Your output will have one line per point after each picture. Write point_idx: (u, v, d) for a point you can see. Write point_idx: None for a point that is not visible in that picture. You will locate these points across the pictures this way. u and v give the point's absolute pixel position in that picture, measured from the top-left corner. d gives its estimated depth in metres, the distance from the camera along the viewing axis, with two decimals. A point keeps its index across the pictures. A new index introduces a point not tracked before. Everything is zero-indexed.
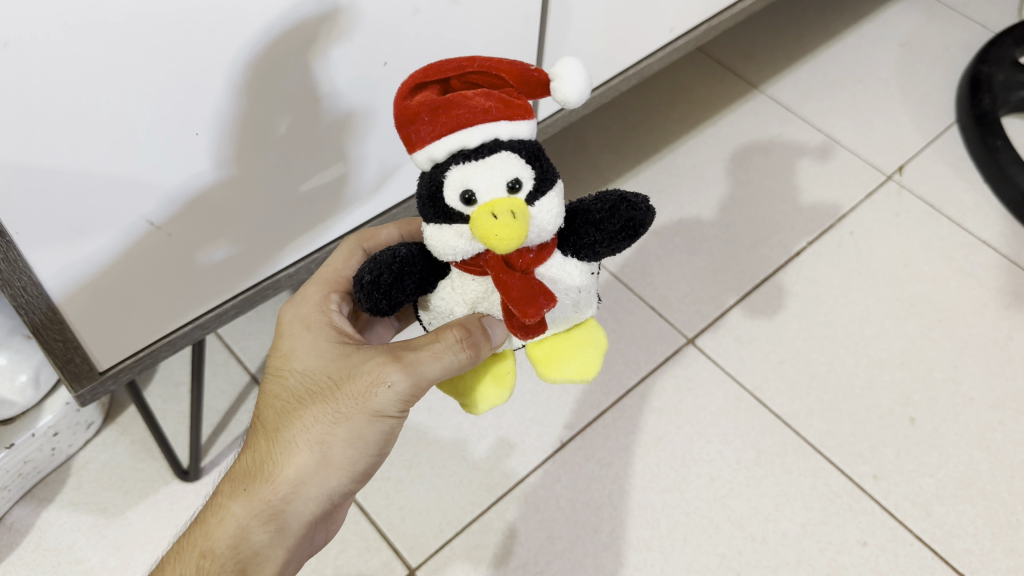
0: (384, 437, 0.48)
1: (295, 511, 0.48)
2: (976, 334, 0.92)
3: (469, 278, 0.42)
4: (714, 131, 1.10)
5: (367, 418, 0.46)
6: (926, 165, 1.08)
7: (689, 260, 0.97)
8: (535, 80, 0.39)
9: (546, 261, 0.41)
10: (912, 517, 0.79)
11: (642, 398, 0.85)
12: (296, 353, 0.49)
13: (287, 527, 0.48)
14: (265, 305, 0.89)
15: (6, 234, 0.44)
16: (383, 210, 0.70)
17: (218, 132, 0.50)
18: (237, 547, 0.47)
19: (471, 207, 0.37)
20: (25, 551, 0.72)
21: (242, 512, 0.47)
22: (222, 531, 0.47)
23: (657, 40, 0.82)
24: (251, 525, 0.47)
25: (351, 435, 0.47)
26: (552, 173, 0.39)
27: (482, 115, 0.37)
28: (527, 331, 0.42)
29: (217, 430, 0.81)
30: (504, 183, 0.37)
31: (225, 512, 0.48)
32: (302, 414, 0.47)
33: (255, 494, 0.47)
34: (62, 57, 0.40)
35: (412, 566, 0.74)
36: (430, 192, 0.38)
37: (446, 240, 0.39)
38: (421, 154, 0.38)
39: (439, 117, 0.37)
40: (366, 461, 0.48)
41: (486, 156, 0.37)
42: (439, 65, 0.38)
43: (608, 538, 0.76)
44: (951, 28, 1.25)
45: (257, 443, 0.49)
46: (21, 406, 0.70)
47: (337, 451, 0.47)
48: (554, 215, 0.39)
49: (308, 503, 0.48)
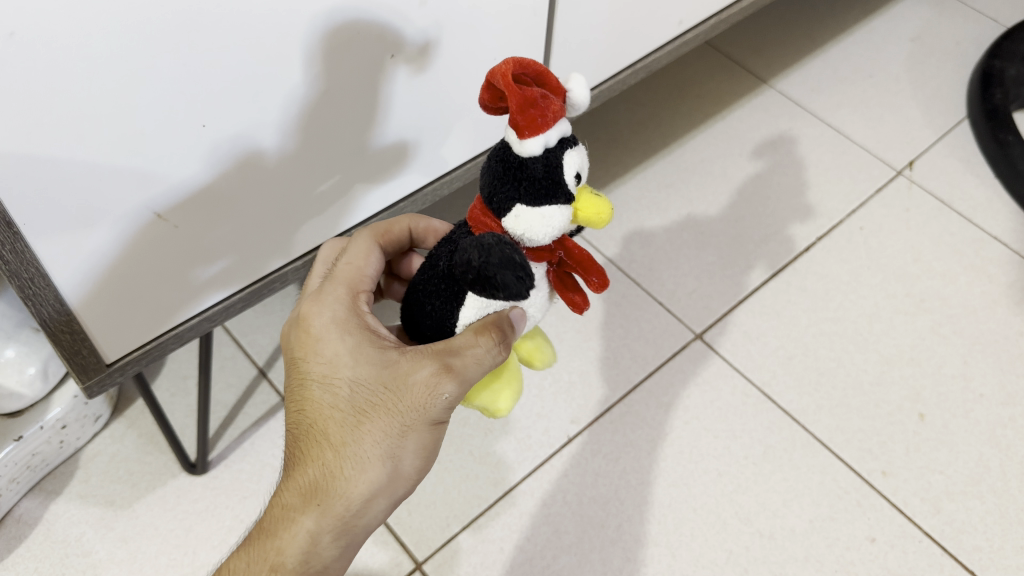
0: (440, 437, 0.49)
1: (363, 519, 0.48)
2: (986, 330, 0.91)
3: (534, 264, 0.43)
4: (723, 126, 1.10)
5: (429, 425, 0.47)
6: (936, 160, 1.07)
7: (697, 255, 0.96)
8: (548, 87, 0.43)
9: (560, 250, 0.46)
10: (921, 515, 0.78)
11: (649, 393, 0.85)
12: (343, 362, 0.47)
13: (356, 534, 0.48)
14: (272, 299, 0.89)
15: (13, 226, 0.44)
16: (389, 204, 0.69)
17: (226, 124, 0.50)
18: (313, 560, 0.47)
19: (578, 186, 0.41)
20: (33, 543, 0.72)
21: (316, 526, 0.47)
22: (295, 548, 0.47)
23: (665, 34, 0.82)
24: (324, 537, 0.47)
25: (415, 444, 0.47)
26: None
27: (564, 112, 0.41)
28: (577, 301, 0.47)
29: (225, 423, 0.81)
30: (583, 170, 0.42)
31: (297, 528, 0.47)
32: (366, 428, 0.46)
33: (328, 509, 0.47)
34: (67, 48, 0.39)
35: (418, 560, 0.74)
36: (548, 174, 0.39)
37: (558, 217, 0.40)
38: (537, 142, 0.39)
39: (552, 109, 0.39)
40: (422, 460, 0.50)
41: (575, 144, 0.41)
42: (522, 62, 0.39)
43: (615, 534, 0.76)
44: (962, 22, 1.25)
45: (316, 456, 0.47)
46: (29, 398, 0.70)
47: (406, 460, 0.47)
48: None
49: (375, 511, 0.48)
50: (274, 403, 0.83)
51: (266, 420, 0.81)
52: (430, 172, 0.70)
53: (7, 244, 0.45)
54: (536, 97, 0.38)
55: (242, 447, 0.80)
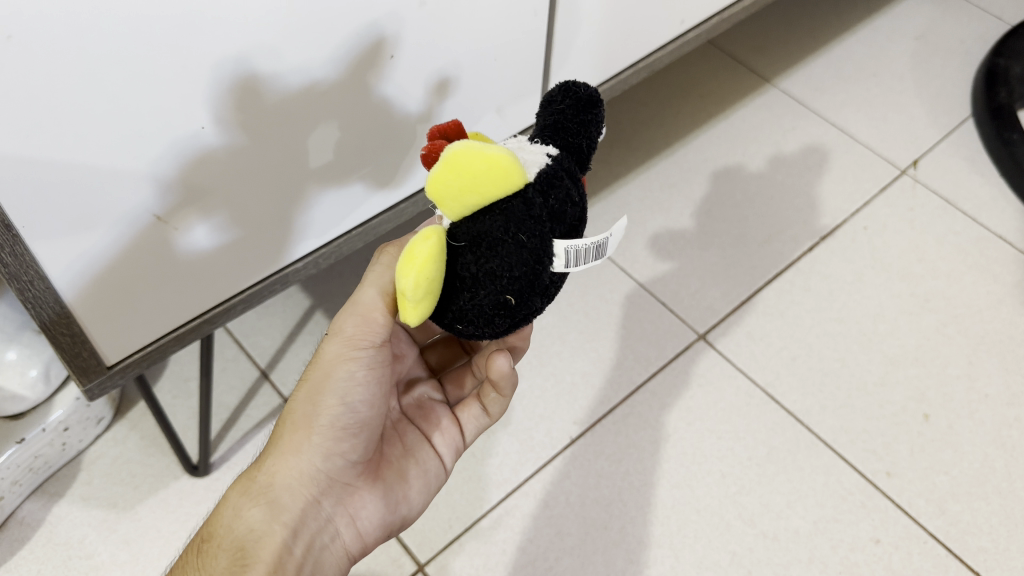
0: (347, 384, 0.48)
1: (284, 483, 0.49)
2: (992, 330, 0.91)
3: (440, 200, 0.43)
4: (725, 126, 1.09)
5: (322, 367, 0.48)
6: (940, 159, 1.06)
7: (700, 255, 0.96)
8: None
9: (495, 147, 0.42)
10: (927, 515, 0.78)
11: (652, 394, 0.85)
12: None
13: (276, 502, 0.49)
14: (274, 300, 0.89)
15: (11, 228, 0.44)
16: (390, 206, 0.69)
17: (226, 126, 0.50)
18: (233, 525, 0.49)
19: None
20: (35, 546, 0.72)
21: (240, 489, 0.50)
22: (221, 510, 0.50)
23: (667, 34, 0.81)
24: (243, 499, 0.49)
25: (312, 389, 0.48)
26: None
27: None
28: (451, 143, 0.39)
29: (227, 425, 0.81)
30: None
31: (229, 497, 0.51)
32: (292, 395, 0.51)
33: (253, 471, 0.50)
34: (65, 52, 0.39)
35: (420, 562, 0.74)
36: None
37: None
38: None
39: None
40: (336, 413, 0.48)
41: None
42: None
43: (618, 536, 0.76)
44: (966, 21, 1.24)
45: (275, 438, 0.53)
46: (32, 401, 0.70)
47: (306, 409, 0.49)
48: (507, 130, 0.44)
49: (296, 474, 0.49)
50: (276, 405, 0.83)
51: (268, 422, 0.81)
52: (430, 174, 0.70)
53: (6, 246, 0.45)
54: None
55: (244, 449, 0.79)
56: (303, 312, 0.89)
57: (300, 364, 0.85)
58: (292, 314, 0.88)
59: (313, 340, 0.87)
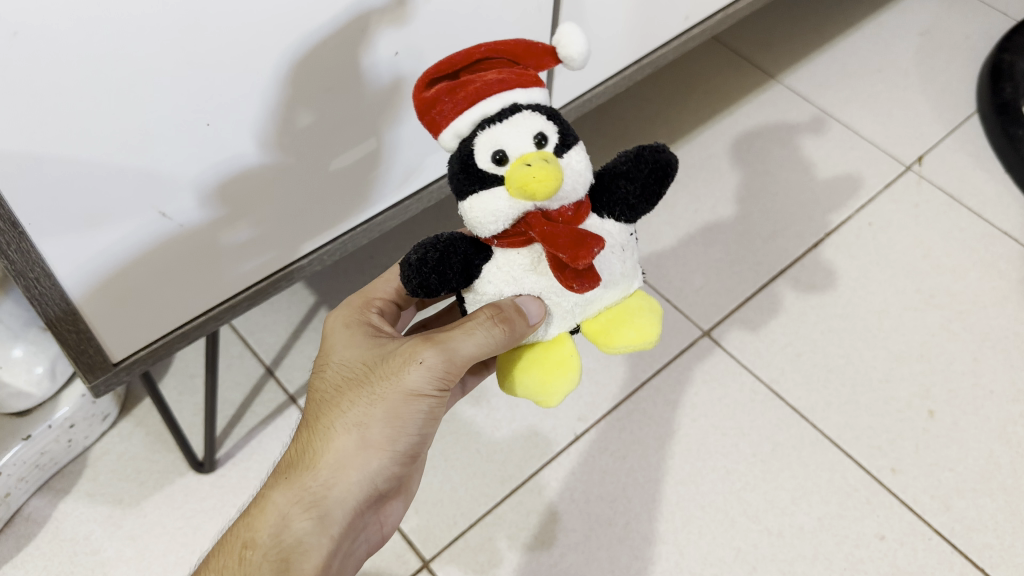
0: (425, 417, 0.49)
1: (338, 497, 0.49)
2: (997, 326, 0.90)
3: (513, 251, 0.42)
4: (730, 122, 1.09)
5: (401, 397, 0.48)
6: (945, 155, 1.06)
7: (705, 252, 0.96)
8: (541, 53, 0.41)
9: (583, 218, 0.42)
10: (931, 511, 0.78)
11: (657, 391, 0.85)
12: (334, 349, 0.52)
13: (329, 515, 0.49)
14: (279, 296, 0.89)
15: (17, 225, 0.44)
16: (395, 202, 0.69)
17: (230, 122, 0.50)
18: (281, 535, 0.49)
19: (505, 164, 0.38)
20: (42, 542, 0.73)
21: (287, 500, 0.49)
22: (266, 521, 0.49)
23: (672, 29, 0.81)
24: (293, 511, 0.49)
25: (387, 415, 0.48)
26: (572, 136, 0.41)
27: (497, 85, 0.39)
28: (582, 281, 0.41)
29: (232, 422, 0.81)
30: (531, 139, 0.39)
31: (270, 502, 0.50)
32: (340, 402, 0.49)
33: (298, 482, 0.49)
34: (69, 49, 0.40)
35: (425, 558, 0.74)
36: (462, 165, 0.40)
37: (490, 206, 0.39)
38: (446, 135, 0.40)
39: (457, 94, 0.39)
40: (408, 440, 0.50)
41: (510, 116, 0.39)
42: (449, 59, 0.40)
43: (622, 532, 0.76)
44: (972, 16, 1.24)
45: (302, 436, 0.51)
46: (38, 398, 0.71)
47: (375, 432, 0.48)
48: (583, 167, 0.41)
49: (352, 489, 0.49)
50: (282, 402, 0.83)
51: (273, 418, 0.81)
52: (436, 169, 0.70)
53: (11, 244, 0.45)
54: (445, 94, 0.40)
55: (249, 446, 0.79)
56: (309, 309, 0.89)
57: (305, 361, 0.85)
58: (297, 310, 0.89)
59: (318, 336, 0.87)
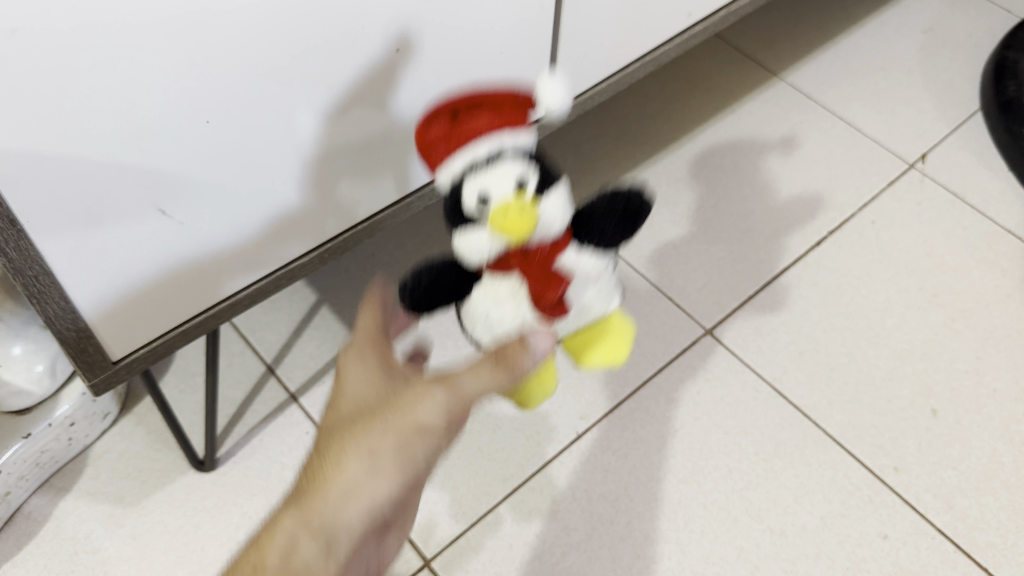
0: (436, 452, 0.50)
1: (344, 528, 0.48)
2: (1001, 325, 0.90)
3: (497, 280, 0.48)
4: (732, 120, 1.09)
5: (418, 430, 0.48)
6: (948, 153, 1.06)
7: (707, 250, 0.96)
8: (524, 103, 0.49)
9: (563, 253, 0.48)
10: (934, 511, 0.77)
11: (659, 389, 0.84)
12: (347, 386, 0.52)
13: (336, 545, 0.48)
14: (280, 295, 0.89)
15: (16, 222, 0.44)
16: (397, 199, 0.68)
17: (230, 119, 0.50)
18: (288, 562, 0.46)
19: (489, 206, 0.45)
20: (42, 541, 0.72)
21: (294, 528, 0.47)
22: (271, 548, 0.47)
23: (674, 26, 0.81)
24: (300, 538, 0.47)
25: (402, 448, 0.48)
26: (552, 176, 0.48)
27: (483, 132, 0.47)
28: (554, 311, 0.48)
29: (233, 421, 0.81)
30: (512, 182, 0.45)
31: (274, 532, 0.47)
32: (353, 433, 0.49)
33: (307, 510, 0.48)
34: (69, 45, 0.39)
35: (427, 557, 0.73)
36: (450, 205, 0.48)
37: (475, 242, 0.47)
38: (440, 174, 0.49)
39: (450, 140, 0.48)
40: (417, 474, 0.50)
41: (495, 162, 0.46)
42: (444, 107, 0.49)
43: (624, 530, 0.75)
44: (976, 14, 1.23)
45: (309, 467, 0.50)
46: (38, 396, 0.71)
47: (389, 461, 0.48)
48: (559, 209, 0.47)
49: (360, 520, 0.48)
50: (283, 400, 0.82)
51: (275, 416, 0.81)
52: None
53: (10, 241, 0.45)
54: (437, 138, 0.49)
55: (250, 445, 0.79)
56: (310, 308, 0.89)
57: (307, 359, 0.85)
58: (299, 309, 0.88)
59: (319, 335, 0.87)
